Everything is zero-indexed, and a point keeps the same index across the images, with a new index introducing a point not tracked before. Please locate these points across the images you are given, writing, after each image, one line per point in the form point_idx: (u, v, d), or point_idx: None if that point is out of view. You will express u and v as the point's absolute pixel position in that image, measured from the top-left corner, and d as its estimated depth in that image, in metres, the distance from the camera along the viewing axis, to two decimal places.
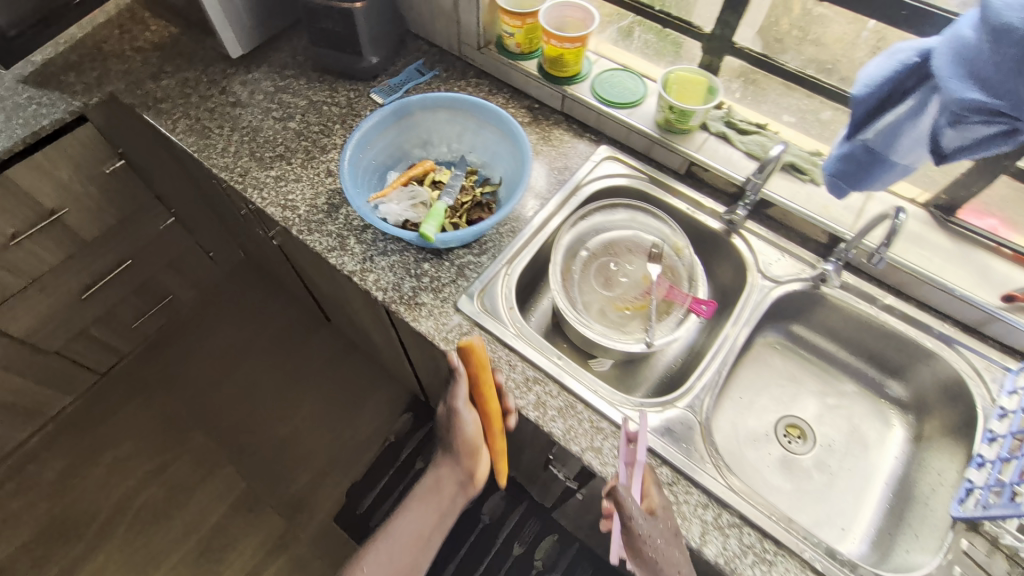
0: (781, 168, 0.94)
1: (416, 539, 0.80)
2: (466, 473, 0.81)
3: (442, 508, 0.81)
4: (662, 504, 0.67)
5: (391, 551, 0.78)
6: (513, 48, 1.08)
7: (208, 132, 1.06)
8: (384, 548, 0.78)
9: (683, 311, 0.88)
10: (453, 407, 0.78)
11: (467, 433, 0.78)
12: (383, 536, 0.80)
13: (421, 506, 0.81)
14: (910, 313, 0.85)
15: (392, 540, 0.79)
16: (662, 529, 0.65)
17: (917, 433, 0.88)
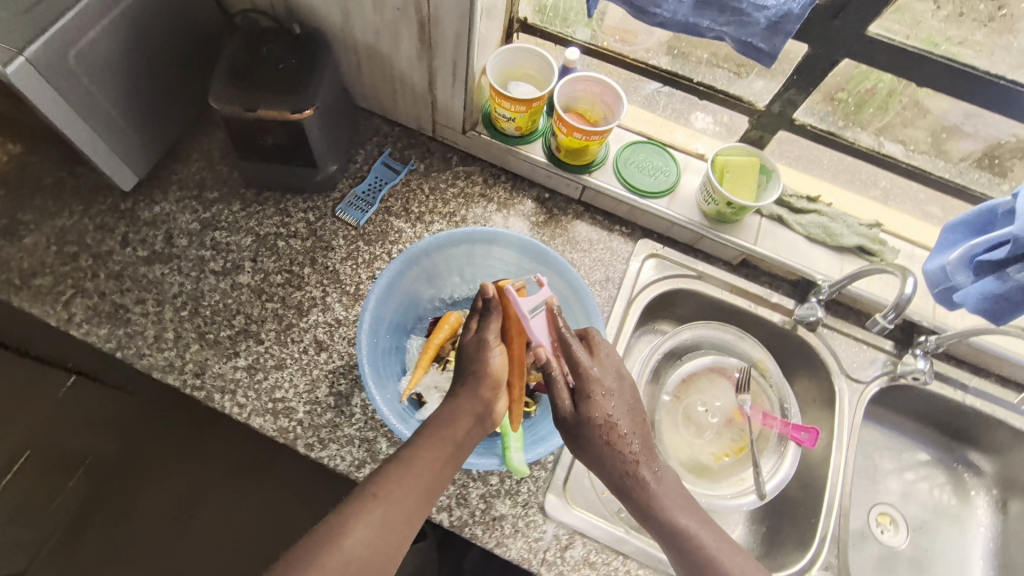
0: (850, 252, 0.85)
1: (422, 492, 0.57)
2: (484, 405, 0.62)
3: (457, 454, 0.61)
4: (636, 412, 0.65)
5: (394, 479, 0.57)
6: (511, 131, 0.85)
7: (126, 315, 0.75)
8: (389, 486, 0.56)
9: (781, 438, 0.80)
10: (482, 343, 0.63)
11: (493, 377, 0.62)
12: (386, 476, 0.57)
13: (432, 439, 0.60)
14: (987, 391, 0.86)
15: (396, 477, 0.57)
16: (625, 428, 0.63)
17: (989, 496, 0.91)
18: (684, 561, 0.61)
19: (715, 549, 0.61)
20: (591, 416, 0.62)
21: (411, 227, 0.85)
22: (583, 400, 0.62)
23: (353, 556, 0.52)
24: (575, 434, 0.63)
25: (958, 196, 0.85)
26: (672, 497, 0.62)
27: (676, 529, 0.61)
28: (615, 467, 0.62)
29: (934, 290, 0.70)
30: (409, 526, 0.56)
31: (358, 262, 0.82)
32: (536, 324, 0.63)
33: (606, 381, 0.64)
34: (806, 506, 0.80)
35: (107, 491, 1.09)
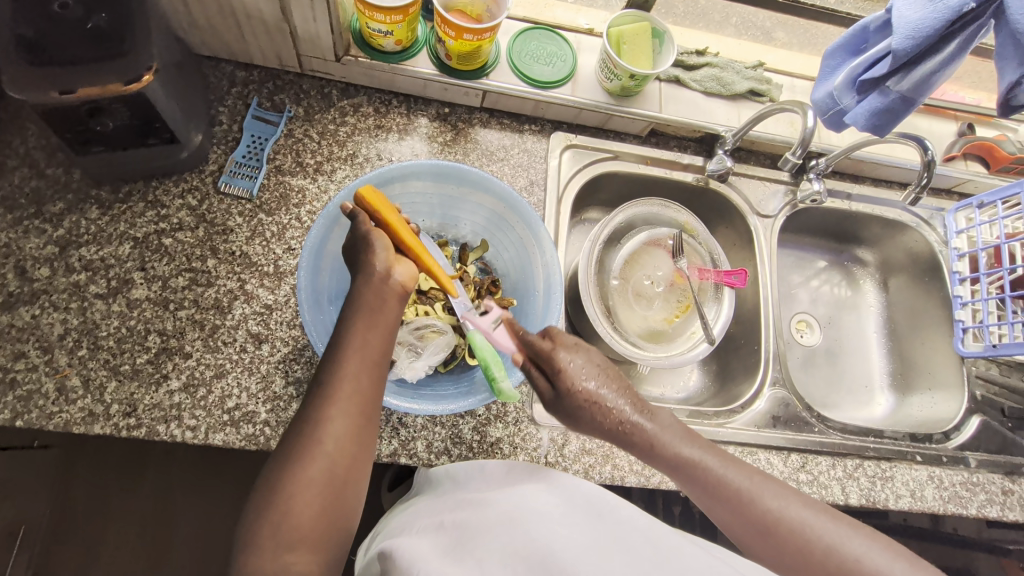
0: (741, 97, 0.89)
1: (372, 366, 0.53)
2: (383, 277, 0.56)
3: (392, 318, 0.55)
4: (611, 369, 0.60)
5: (338, 364, 0.52)
6: (390, 48, 0.77)
7: (8, 377, 0.63)
8: (337, 372, 0.51)
9: (718, 287, 0.86)
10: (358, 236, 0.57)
11: (382, 255, 0.56)
12: (330, 363, 0.52)
13: (362, 314, 0.54)
14: (866, 193, 0.98)
15: (341, 361, 0.52)
16: (607, 388, 0.58)
17: (877, 282, 1.07)
18: (700, 491, 0.57)
19: (724, 472, 0.57)
20: (568, 393, 0.57)
21: (312, 181, 0.76)
22: (557, 381, 0.58)
23: (332, 447, 0.49)
24: (562, 411, 0.58)
25: (823, 20, 0.90)
26: (675, 434, 0.59)
27: (680, 461, 0.57)
28: (609, 425, 0.58)
29: (825, 115, 0.77)
30: (373, 399, 0.53)
31: (267, 238, 0.73)
32: (500, 335, 0.61)
33: (573, 357, 0.58)
34: (750, 336, 0.90)
35: (71, 525, 1.07)
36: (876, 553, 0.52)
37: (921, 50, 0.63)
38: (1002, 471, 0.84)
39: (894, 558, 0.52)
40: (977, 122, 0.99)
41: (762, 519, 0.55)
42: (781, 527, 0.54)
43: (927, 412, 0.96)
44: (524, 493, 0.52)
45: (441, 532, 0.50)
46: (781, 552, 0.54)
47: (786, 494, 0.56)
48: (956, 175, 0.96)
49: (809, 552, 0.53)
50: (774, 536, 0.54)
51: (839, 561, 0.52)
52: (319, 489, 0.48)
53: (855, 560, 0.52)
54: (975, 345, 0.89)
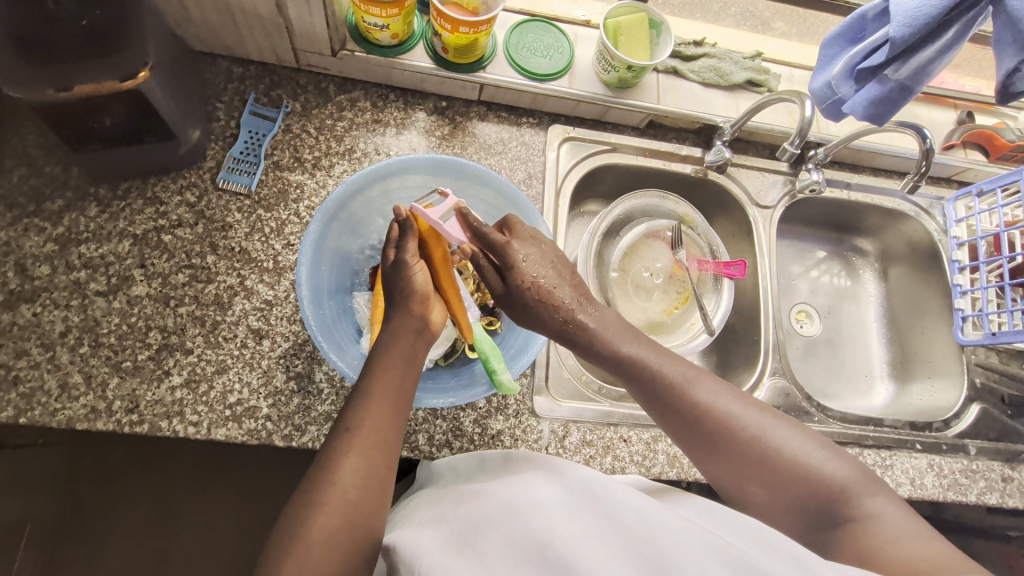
0: (739, 87, 0.89)
1: (393, 409, 0.56)
2: (421, 322, 0.59)
3: (414, 366, 0.58)
4: (563, 266, 0.65)
5: (362, 409, 0.54)
6: (387, 41, 0.76)
7: (11, 375, 0.63)
8: (359, 416, 0.54)
9: (717, 278, 0.86)
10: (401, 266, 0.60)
11: (423, 299, 0.60)
12: (353, 410, 0.54)
13: (386, 362, 0.57)
14: (866, 183, 0.98)
15: (364, 406, 0.54)
16: (552, 284, 0.64)
17: (877, 272, 1.07)
18: (637, 386, 0.62)
19: (660, 367, 0.62)
20: (516, 283, 0.63)
21: (311, 176, 0.76)
22: (507, 272, 0.63)
23: (353, 490, 0.51)
24: (509, 302, 0.65)
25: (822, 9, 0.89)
26: (614, 331, 0.64)
27: (618, 356, 0.63)
28: (553, 323, 0.64)
29: (822, 104, 0.77)
30: (392, 443, 0.55)
31: (266, 233, 0.73)
32: (449, 226, 0.60)
33: (525, 251, 0.63)
34: (749, 327, 0.90)
35: (78, 521, 1.08)
36: (789, 437, 0.58)
37: (918, 39, 0.63)
38: (1002, 458, 0.85)
39: (809, 445, 0.57)
40: (976, 111, 0.99)
41: (692, 407, 0.59)
42: (708, 416, 0.59)
43: (927, 401, 0.96)
44: (521, 481, 0.52)
45: (442, 524, 0.50)
46: (705, 438, 0.59)
47: (719, 389, 0.61)
48: (954, 163, 0.96)
49: (731, 437, 0.58)
50: (700, 425, 0.59)
51: (757, 446, 0.57)
52: (340, 532, 0.49)
53: (772, 447, 0.57)
54: (975, 333, 0.89)
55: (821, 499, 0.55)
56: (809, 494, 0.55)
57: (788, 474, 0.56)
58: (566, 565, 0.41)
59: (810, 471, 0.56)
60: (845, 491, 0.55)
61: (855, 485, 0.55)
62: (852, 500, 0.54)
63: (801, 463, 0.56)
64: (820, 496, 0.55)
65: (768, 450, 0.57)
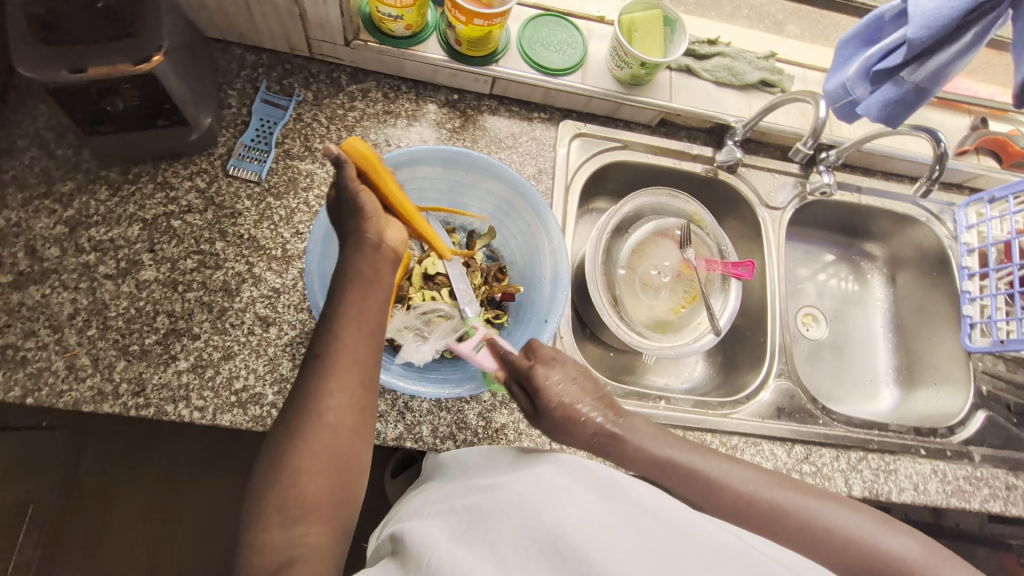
0: (752, 87, 0.89)
1: (370, 336, 0.52)
2: (377, 240, 0.53)
3: (383, 286, 0.53)
4: (586, 380, 0.61)
5: (337, 340, 0.51)
6: (400, 32, 0.76)
7: (18, 355, 0.63)
8: (333, 343, 0.51)
9: (725, 278, 0.86)
10: (347, 193, 0.53)
11: (372, 218, 0.52)
12: (327, 336, 0.51)
13: (355, 288, 0.52)
14: (877, 187, 0.98)
15: (338, 333, 0.51)
16: (579, 400, 0.59)
17: (885, 277, 1.07)
18: (678, 490, 0.58)
19: (694, 464, 0.58)
20: (545, 406, 0.58)
21: (320, 166, 0.76)
22: (534, 397, 0.59)
23: (334, 419, 0.49)
24: (543, 424, 0.60)
25: None
26: (644, 435, 0.59)
27: (654, 461, 0.58)
28: (583, 435, 0.59)
29: (836, 105, 0.77)
30: (370, 367, 0.52)
31: (275, 221, 0.73)
32: (482, 356, 0.62)
33: (550, 368, 0.60)
34: (756, 328, 0.90)
35: (78, 506, 1.09)
36: (832, 510, 0.56)
37: (936, 40, 0.62)
38: (1006, 466, 0.84)
39: (856, 515, 0.56)
40: (990, 117, 0.98)
41: (735, 503, 0.56)
42: (755, 508, 0.56)
43: (932, 407, 0.95)
44: (532, 471, 0.52)
45: (453, 516, 0.50)
46: (759, 531, 0.55)
47: (751, 473, 0.58)
48: (967, 169, 0.95)
49: (782, 525, 0.55)
50: (751, 520, 0.56)
51: (811, 530, 0.55)
52: (325, 461, 0.48)
53: (825, 529, 0.54)
54: (983, 340, 0.89)
55: (882, 575, 0.53)
56: (870, 568, 0.53)
57: (848, 555, 0.53)
58: (582, 561, 0.41)
59: (868, 545, 0.54)
60: (903, 562, 0.53)
61: (914, 558, 0.53)
62: (911, 569, 0.52)
63: (855, 538, 0.54)
64: (876, 571, 0.53)
65: (823, 532, 0.54)
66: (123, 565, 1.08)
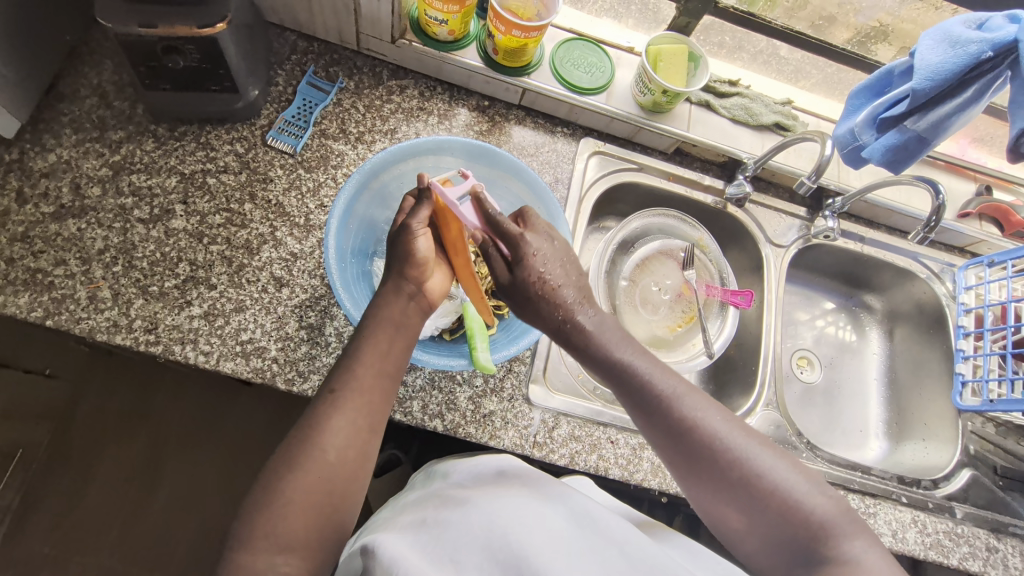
0: (767, 129, 0.93)
1: (382, 378, 0.58)
2: (415, 287, 0.61)
3: (409, 337, 0.60)
4: (572, 267, 0.61)
5: (353, 376, 0.56)
6: (443, 37, 0.82)
7: (46, 280, 0.67)
8: (351, 382, 0.56)
9: (722, 305, 0.88)
10: (407, 232, 0.60)
11: (423, 265, 0.61)
12: (344, 376, 0.56)
13: (379, 329, 0.59)
14: (878, 239, 1.01)
15: (357, 373, 0.56)
16: (558, 282, 0.59)
17: (883, 331, 1.08)
18: (623, 392, 0.60)
19: (651, 379, 0.59)
20: (523, 277, 0.59)
21: (352, 148, 0.81)
22: (516, 264, 0.59)
23: (334, 456, 0.53)
24: (513, 294, 0.61)
25: (853, 67, 0.94)
26: (613, 338, 0.60)
27: (615, 365, 0.59)
28: (552, 319, 0.60)
29: (844, 150, 0.81)
30: (378, 416, 0.57)
31: (302, 191, 0.77)
32: (465, 208, 0.59)
33: (538, 244, 0.60)
34: (748, 358, 0.91)
35: (64, 458, 1.10)
36: (767, 459, 0.56)
37: (939, 93, 0.66)
38: (988, 527, 0.84)
39: (794, 473, 0.56)
40: (995, 186, 1.02)
41: (677, 424, 0.58)
42: (695, 432, 0.57)
43: (919, 461, 0.95)
44: (505, 495, 0.56)
45: (423, 529, 0.52)
46: (694, 459, 0.57)
47: (707, 405, 0.59)
48: (969, 233, 0.98)
49: (708, 454, 0.57)
50: (685, 443, 0.57)
51: (736, 468, 0.56)
52: (318, 495, 0.52)
53: (756, 475, 0.55)
54: (973, 399, 0.89)
55: (804, 536, 0.54)
56: (779, 515, 0.54)
57: (771, 509, 0.54)
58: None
59: (801, 506, 0.54)
60: (824, 528, 0.53)
61: (837, 525, 0.54)
62: (831, 537, 0.53)
63: (783, 491, 0.55)
64: (795, 534, 0.54)
65: (743, 471, 0.56)
66: (97, 521, 1.08)
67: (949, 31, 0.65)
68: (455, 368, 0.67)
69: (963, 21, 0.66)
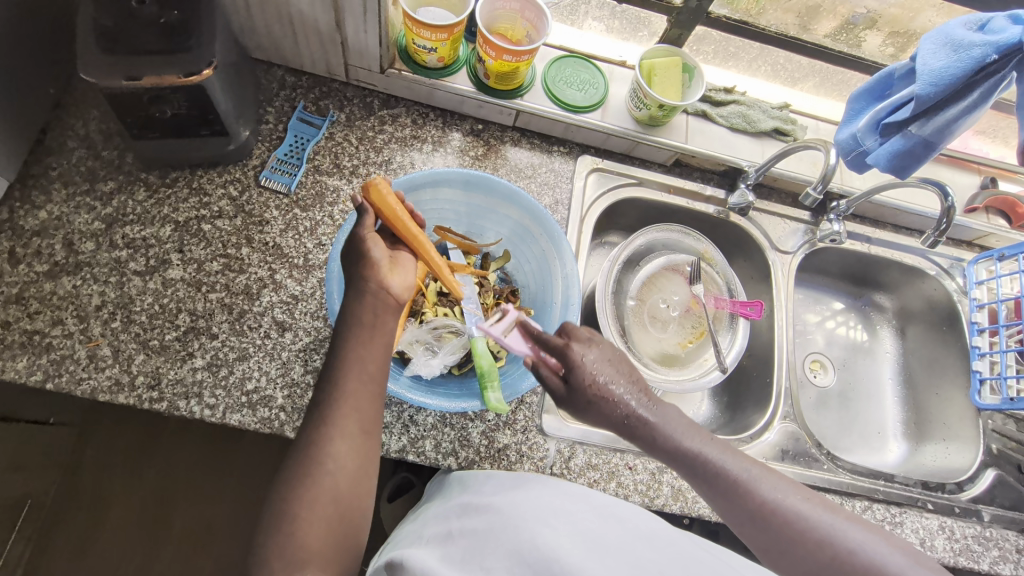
0: (766, 135, 0.92)
1: (371, 382, 0.55)
2: (375, 287, 0.56)
3: (386, 332, 0.56)
4: (623, 362, 0.56)
5: (339, 385, 0.54)
6: (432, 64, 0.81)
7: (44, 341, 0.65)
8: (338, 393, 0.54)
9: (732, 317, 0.87)
10: (357, 241, 0.58)
11: (376, 267, 0.57)
12: (330, 387, 0.54)
13: (355, 335, 0.55)
14: (885, 238, 1.00)
15: (340, 383, 0.54)
16: (613, 382, 0.54)
17: (895, 330, 1.07)
18: (705, 488, 0.55)
19: (723, 462, 0.55)
20: (577, 383, 0.54)
21: (348, 182, 0.80)
22: (568, 373, 0.54)
23: (333, 468, 0.52)
24: (572, 408, 0.55)
25: (849, 67, 0.92)
26: (678, 427, 0.56)
27: (680, 453, 0.55)
28: (614, 417, 0.55)
29: (846, 156, 0.79)
30: (373, 417, 0.55)
31: (300, 231, 0.76)
32: (513, 339, 0.58)
33: (586, 352, 0.55)
34: (761, 369, 0.90)
35: (74, 507, 1.08)
36: (848, 531, 0.53)
37: (944, 97, 0.65)
38: (1015, 529, 0.83)
39: (874, 538, 0.53)
40: (1000, 177, 1.00)
41: (758, 509, 0.54)
42: (776, 516, 0.53)
43: (941, 462, 0.94)
44: (529, 496, 0.54)
45: (451, 543, 0.50)
46: (780, 547, 0.53)
47: (782, 484, 0.55)
48: (976, 226, 0.96)
49: (804, 545, 0.52)
50: (767, 525, 0.53)
51: (832, 552, 0.52)
52: (326, 516, 0.51)
53: (845, 551, 0.52)
54: (992, 398, 0.88)
55: None
56: None
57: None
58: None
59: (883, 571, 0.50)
60: None
61: None
62: None
63: (867, 561, 0.51)
64: None
65: (845, 560, 0.51)
66: (111, 568, 1.07)
67: (950, 35, 0.64)
68: (468, 409, 0.66)
69: (962, 23, 0.65)
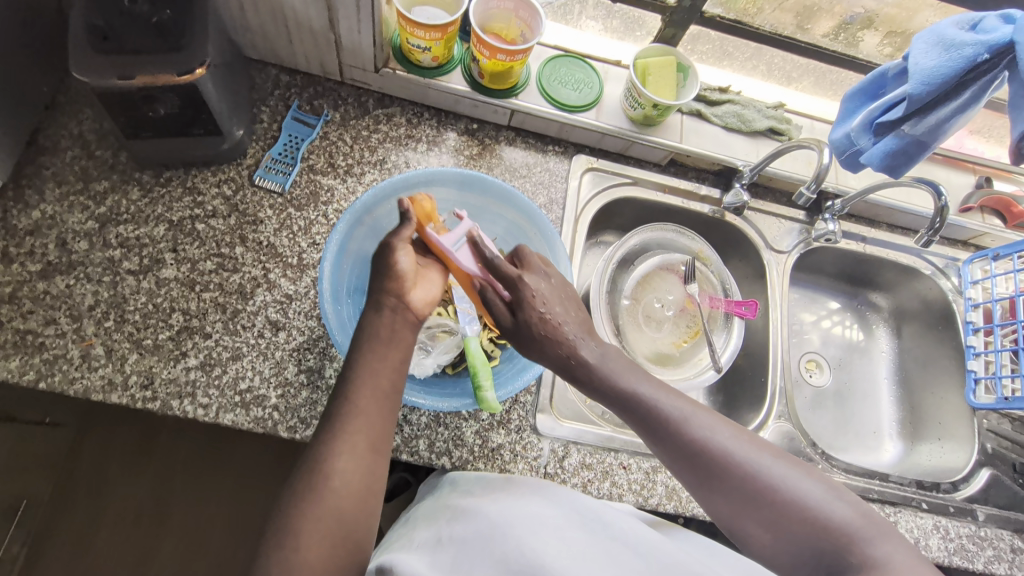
0: (761, 134, 0.92)
1: (383, 397, 0.55)
2: (396, 301, 0.58)
3: (404, 347, 0.58)
4: (570, 301, 0.60)
5: (351, 398, 0.55)
6: (427, 63, 0.81)
7: (37, 341, 0.65)
8: (351, 407, 0.54)
9: (727, 317, 0.87)
10: (386, 248, 0.59)
11: (404, 279, 0.58)
12: (343, 399, 0.55)
13: (371, 348, 0.56)
14: (880, 237, 1.00)
15: (353, 396, 0.55)
16: (561, 320, 0.58)
17: (891, 329, 1.07)
18: (642, 425, 0.58)
19: (660, 403, 0.58)
20: (526, 318, 0.58)
21: (342, 182, 0.80)
22: (517, 306, 0.58)
23: (339, 481, 0.52)
24: (517, 340, 0.59)
25: (844, 67, 0.92)
26: (618, 367, 0.59)
27: (616, 391, 0.58)
28: (556, 356, 0.58)
29: (841, 156, 0.79)
30: (383, 433, 0.55)
31: (294, 231, 0.76)
32: (461, 253, 0.62)
33: (538, 286, 0.59)
34: (757, 369, 0.90)
35: (68, 508, 1.08)
36: (775, 467, 0.56)
37: (938, 95, 0.65)
38: (1010, 529, 0.82)
39: (807, 482, 0.55)
40: (995, 177, 1.00)
41: (691, 446, 0.56)
42: (708, 453, 0.56)
43: (936, 462, 0.94)
44: (519, 503, 0.54)
45: (440, 550, 0.50)
46: (711, 485, 0.56)
47: (717, 423, 0.58)
48: (971, 226, 0.96)
49: (733, 480, 0.55)
50: (700, 461, 0.56)
51: (760, 486, 0.55)
52: (328, 530, 0.50)
53: (769, 486, 0.55)
54: (987, 397, 0.88)
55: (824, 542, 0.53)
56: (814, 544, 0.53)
57: (775, 513, 0.54)
58: None
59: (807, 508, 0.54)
60: (845, 531, 0.53)
61: (856, 529, 0.53)
62: (852, 543, 0.52)
63: (792, 494, 0.54)
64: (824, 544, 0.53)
65: (768, 492, 0.54)
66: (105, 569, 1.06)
67: (942, 34, 0.64)
68: (461, 408, 0.66)
69: (954, 22, 0.65)
